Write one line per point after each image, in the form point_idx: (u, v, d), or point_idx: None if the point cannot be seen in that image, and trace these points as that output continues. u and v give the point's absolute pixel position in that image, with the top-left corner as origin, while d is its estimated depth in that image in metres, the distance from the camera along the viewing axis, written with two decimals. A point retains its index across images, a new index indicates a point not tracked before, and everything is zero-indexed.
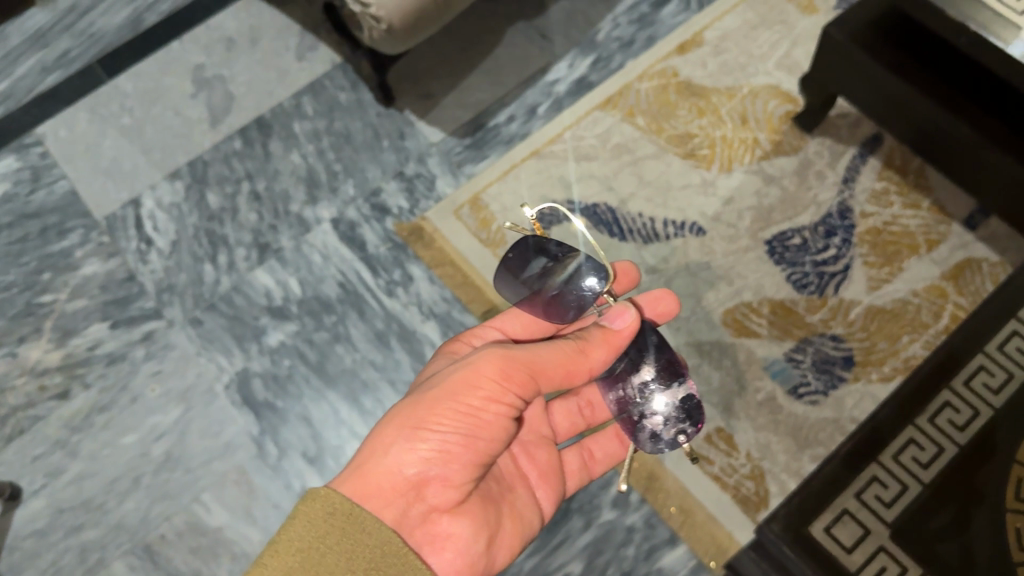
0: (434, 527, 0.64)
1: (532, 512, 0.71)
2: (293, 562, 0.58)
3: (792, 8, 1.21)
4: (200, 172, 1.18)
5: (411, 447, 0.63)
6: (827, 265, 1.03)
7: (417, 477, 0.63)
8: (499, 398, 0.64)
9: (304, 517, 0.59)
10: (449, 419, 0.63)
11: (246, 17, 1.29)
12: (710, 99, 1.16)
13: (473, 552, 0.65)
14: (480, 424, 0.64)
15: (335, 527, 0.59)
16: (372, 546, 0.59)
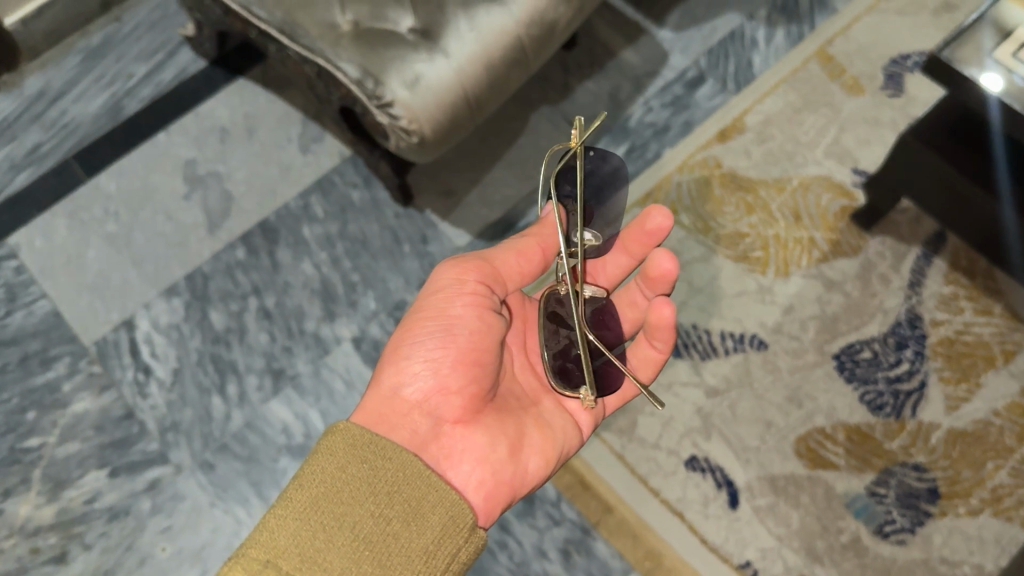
0: (447, 442, 0.66)
1: (564, 423, 0.71)
2: (317, 491, 0.58)
3: (836, 88, 1.13)
4: (199, 288, 1.06)
5: (400, 369, 0.67)
6: (902, 382, 0.96)
7: (417, 394, 0.66)
8: (459, 293, 0.68)
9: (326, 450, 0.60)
10: (423, 327, 0.67)
11: (240, 105, 1.17)
12: (757, 193, 1.08)
13: (494, 461, 0.65)
14: (452, 321, 0.67)
15: (357, 457, 0.60)
16: (392, 466, 0.60)
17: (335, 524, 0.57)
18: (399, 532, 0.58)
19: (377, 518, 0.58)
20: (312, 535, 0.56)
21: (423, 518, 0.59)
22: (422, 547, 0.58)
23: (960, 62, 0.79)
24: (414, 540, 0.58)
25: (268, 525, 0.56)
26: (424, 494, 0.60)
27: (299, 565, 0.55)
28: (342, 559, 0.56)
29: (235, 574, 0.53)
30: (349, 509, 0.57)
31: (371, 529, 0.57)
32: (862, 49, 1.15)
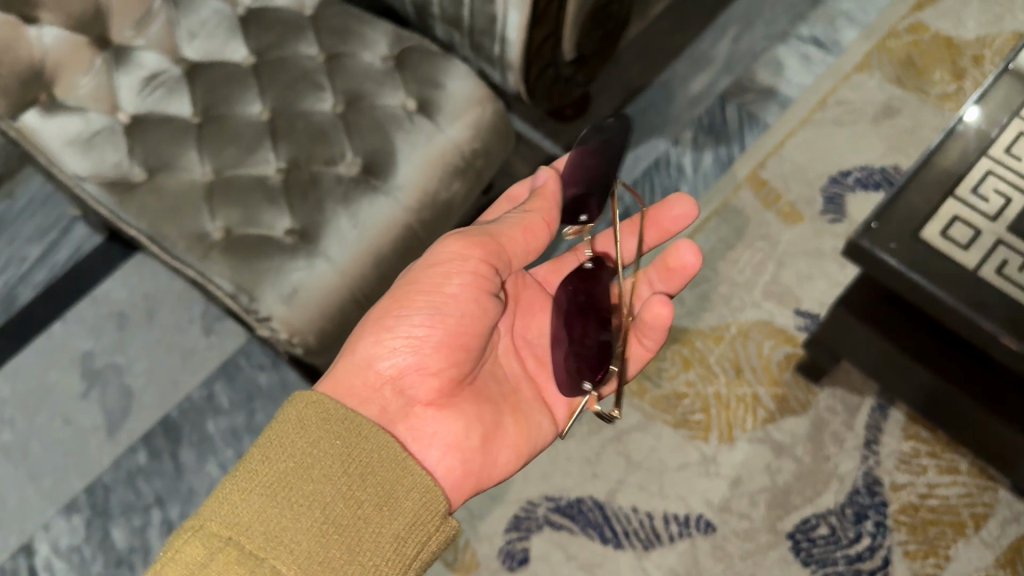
0: (419, 422, 0.64)
1: (540, 413, 0.73)
2: (287, 467, 0.54)
3: (771, 217, 1.05)
4: (100, 501, 0.99)
5: (379, 340, 0.64)
6: (863, 560, 0.87)
7: (393, 368, 0.64)
8: (460, 269, 0.64)
9: (298, 424, 0.56)
10: (410, 299, 0.63)
11: (139, 283, 1.10)
12: (693, 345, 0.98)
13: (467, 450, 0.65)
14: (445, 298, 0.63)
15: (330, 432, 0.56)
16: (370, 443, 0.56)
17: (300, 505, 0.53)
18: (371, 518, 0.54)
19: (349, 499, 0.54)
20: (277, 513, 0.52)
21: (397, 504, 0.55)
22: (394, 534, 0.54)
23: (884, 250, 0.69)
24: (384, 527, 0.54)
25: (228, 498, 0.52)
26: (401, 476, 0.56)
27: (263, 546, 0.51)
28: (308, 544, 0.52)
29: (192, 551, 0.50)
30: (318, 486, 0.54)
31: (340, 511, 0.54)
32: (796, 171, 1.07)
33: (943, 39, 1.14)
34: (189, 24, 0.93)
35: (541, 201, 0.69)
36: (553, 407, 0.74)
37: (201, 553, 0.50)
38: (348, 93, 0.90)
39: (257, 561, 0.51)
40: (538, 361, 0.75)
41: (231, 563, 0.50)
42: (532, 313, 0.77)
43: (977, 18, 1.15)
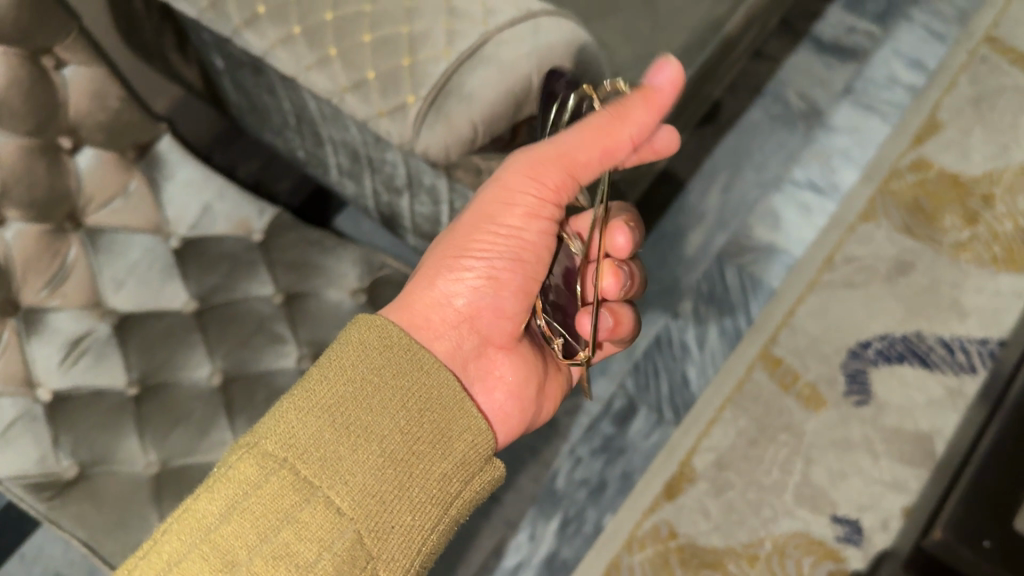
0: (489, 363, 0.60)
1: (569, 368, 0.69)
2: (346, 391, 0.46)
3: (791, 402, 0.95)
4: None
5: (454, 270, 0.58)
6: None
7: (468, 309, 0.58)
8: (539, 212, 0.57)
9: (364, 345, 0.47)
10: (490, 239, 0.57)
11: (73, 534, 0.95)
12: (726, 569, 0.88)
13: (523, 394, 0.62)
14: (522, 244, 0.58)
15: (389, 361, 0.47)
16: (432, 379, 0.48)
17: (356, 433, 0.45)
18: (425, 456, 0.46)
19: (405, 433, 0.46)
20: (331, 441, 0.44)
21: (450, 445, 0.47)
22: (444, 474, 0.46)
23: None
24: (435, 467, 0.46)
25: (284, 416, 0.45)
26: (460, 412, 0.48)
27: (318, 472, 0.44)
28: (366, 475, 0.44)
29: (246, 469, 0.43)
30: (376, 420, 0.46)
31: (396, 446, 0.46)
32: (812, 344, 0.97)
33: (949, 176, 1.05)
34: (113, 269, 0.74)
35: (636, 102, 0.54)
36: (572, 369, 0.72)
37: (254, 473, 0.43)
38: (316, 343, 0.74)
39: (311, 488, 0.43)
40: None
41: (287, 487, 0.43)
42: None
43: (981, 149, 1.07)
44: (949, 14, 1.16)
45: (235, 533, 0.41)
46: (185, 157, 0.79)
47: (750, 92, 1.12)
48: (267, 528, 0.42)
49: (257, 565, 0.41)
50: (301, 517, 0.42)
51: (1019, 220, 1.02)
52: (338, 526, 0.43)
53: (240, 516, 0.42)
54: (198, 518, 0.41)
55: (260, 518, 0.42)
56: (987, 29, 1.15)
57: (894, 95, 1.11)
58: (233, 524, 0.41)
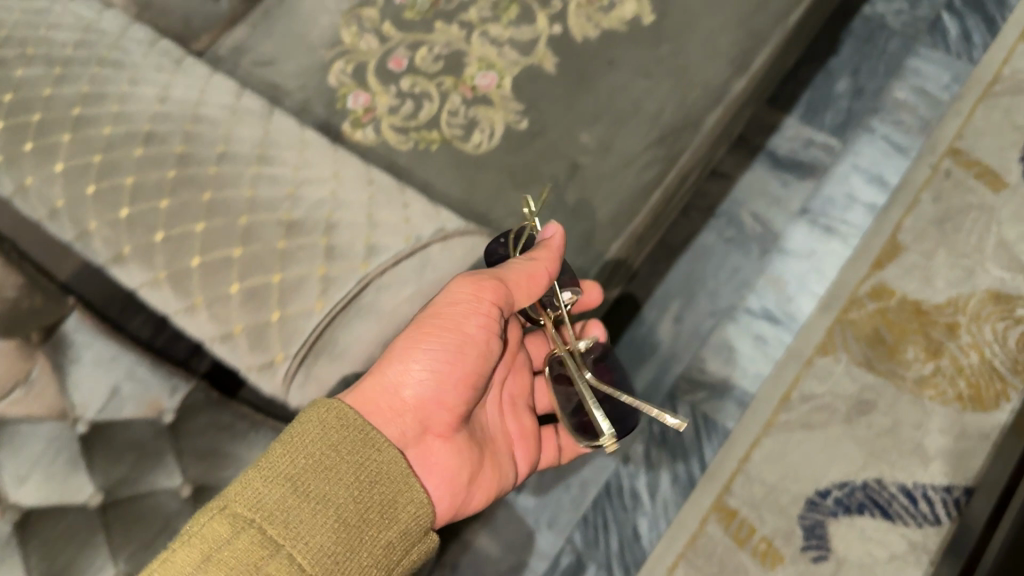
0: (428, 450, 0.57)
1: (509, 467, 0.66)
2: (305, 464, 0.49)
3: (746, 558, 0.90)
4: None
5: (402, 359, 0.53)
6: None
7: (414, 399, 0.54)
8: (474, 308, 0.53)
9: (312, 429, 0.50)
10: (440, 333, 0.53)
11: None
12: None
13: (459, 480, 0.59)
14: (466, 339, 0.54)
15: (346, 438, 0.50)
16: (383, 454, 0.51)
17: (313, 498, 0.48)
18: (374, 522, 0.49)
19: (357, 502, 0.49)
20: (292, 508, 0.48)
21: (394, 515, 0.50)
22: (390, 542, 0.50)
23: None
24: (384, 534, 0.50)
25: (248, 478, 0.48)
26: (407, 485, 0.51)
27: (283, 532, 0.47)
28: (321, 537, 0.48)
29: (217, 527, 0.47)
30: (331, 489, 0.49)
31: (349, 512, 0.49)
32: (768, 493, 0.93)
33: (911, 304, 1.01)
34: (13, 463, 0.59)
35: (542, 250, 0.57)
36: (519, 465, 0.68)
37: (225, 531, 0.46)
38: None
39: (272, 548, 0.47)
40: (513, 417, 0.68)
41: (251, 546, 0.46)
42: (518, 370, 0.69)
43: (945, 274, 1.02)
44: (910, 125, 1.12)
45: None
46: (92, 336, 0.69)
47: (703, 214, 1.09)
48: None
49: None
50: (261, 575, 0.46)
51: (986, 351, 0.98)
52: None
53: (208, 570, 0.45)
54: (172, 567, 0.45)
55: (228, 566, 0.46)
56: (950, 141, 1.10)
57: (853, 215, 1.07)
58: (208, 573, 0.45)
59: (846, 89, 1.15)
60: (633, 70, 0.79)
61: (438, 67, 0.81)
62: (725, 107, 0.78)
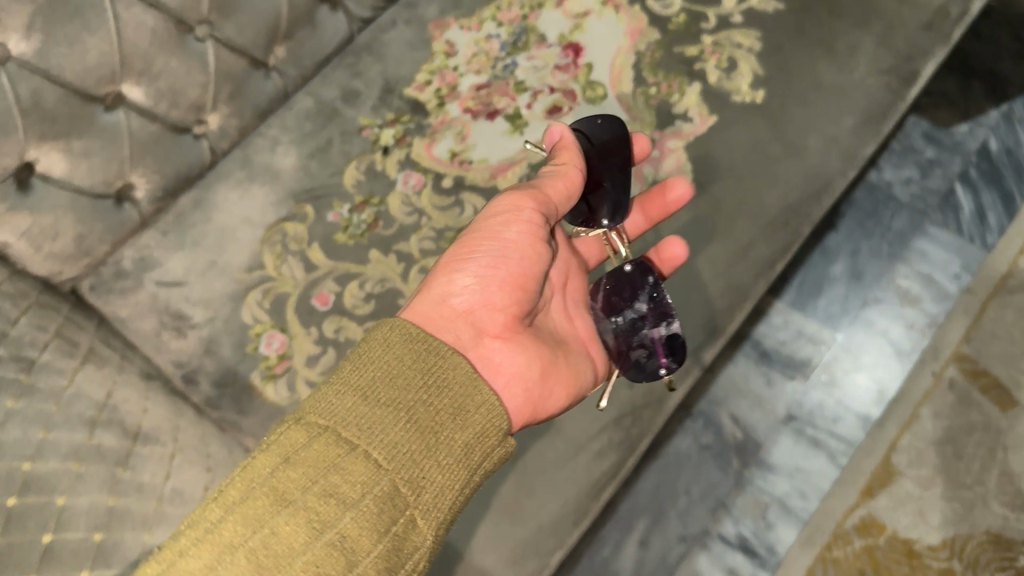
0: (489, 354, 0.57)
1: (589, 365, 0.65)
2: (377, 373, 0.49)
3: None
4: None
5: (452, 271, 0.57)
6: None
7: (464, 305, 0.57)
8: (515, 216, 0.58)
9: (382, 337, 0.51)
10: (478, 245, 0.58)
11: None
12: None
13: (528, 381, 0.59)
14: (507, 245, 0.58)
15: (412, 351, 0.51)
16: (444, 360, 0.51)
17: (387, 404, 0.48)
18: (447, 425, 0.50)
19: (428, 403, 0.50)
20: (368, 411, 0.48)
21: (469, 414, 0.51)
22: (467, 442, 0.50)
23: None
24: (456, 436, 0.50)
25: (322, 396, 0.48)
26: (472, 389, 0.52)
27: (355, 434, 0.47)
28: (397, 435, 0.48)
29: (291, 437, 0.46)
30: (403, 394, 0.49)
31: (421, 413, 0.49)
32: None
33: (901, 543, 0.91)
34: None
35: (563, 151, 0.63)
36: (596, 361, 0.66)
37: (298, 441, 0.46)
38: None
39: (349, 445, 0.46)
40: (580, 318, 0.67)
41: (328, 447, 0.46)
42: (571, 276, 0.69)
43: (942, 508, 0.92)
44: (912, 319, 1.01)
45: (285, 483, 0.44)
46: None
47: (677, 413, 0.98)
48: (312, 480, 0.44)
49: (310, 503, 0.43)
50: (338, 473, 0.45)
51: None
52: (377, 476, 0.46)
53: (291, 470, 0.44)
54: (254, 472, 0.44)
55: (304, 477, 0.44)
56: (956, 344, 1.00)
57: (844, 428, 0.96)
58: (287, 477, 0.44)
59: (843, 272, 1.04)
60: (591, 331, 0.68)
61: (367, 310, 0.69)
62: (692, 380, 0.68)
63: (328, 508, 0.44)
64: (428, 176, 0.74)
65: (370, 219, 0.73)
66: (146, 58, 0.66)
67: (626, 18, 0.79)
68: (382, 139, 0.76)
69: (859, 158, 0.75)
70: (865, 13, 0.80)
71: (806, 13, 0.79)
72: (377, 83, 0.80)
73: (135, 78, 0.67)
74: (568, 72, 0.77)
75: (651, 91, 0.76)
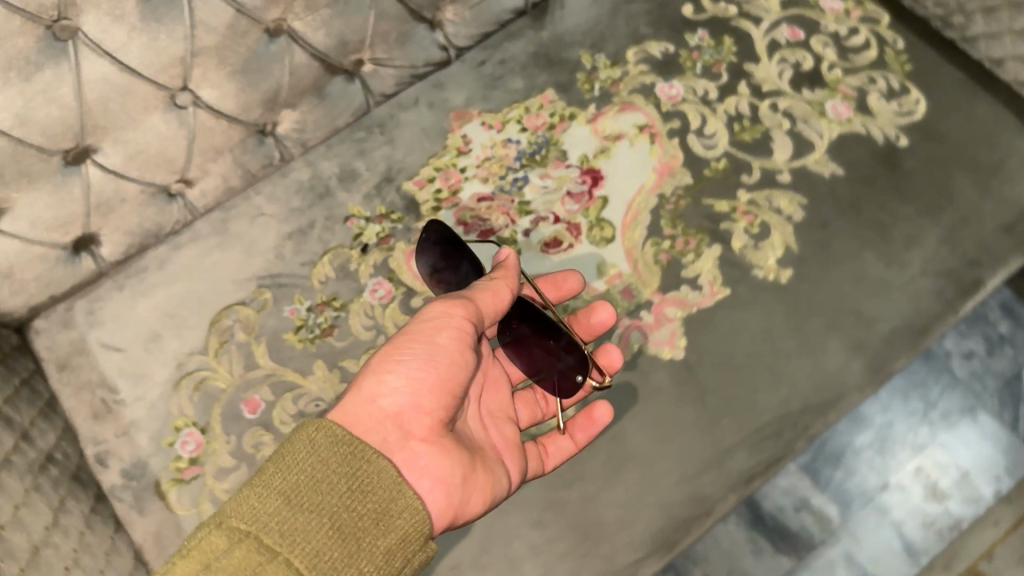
0: (414, 459, 0.51)
1: (506, 476, 0.57)
2: (299, 478, 0.46)
3: None
4: None
5: (382, 374, 0.53)
6: None
7: (393, 408, 0.52)
8: (447, 325, 0.54)
9: (308, 443, 0.47)
10: (408, 347, 0.53)
11: None
12: None
13: (452, 483, 0.52)
14: (436, 351, 0.53)
15: (338, 454, 0.47)
16: (373, 463, 0.48)
17: (310, 510, 0.45)
18: (370, 531, 0.46)
19: (352, 509, 0.46)
20: (291, 516, 0.45)
21: (393, 518, 0.47)
22: (387, 549, 0.46)
23: None
24: (379, 542, 0.46)
25: (244, 500, 0.45)
26: (399, 494, 0.48)
27: (279, 541, 0.44)
28: (317, 542, 0.44)
29: (212, 544, 0.43)
30: (325, 500, 0.45)
31: (344, 518, 0.46)
32: None
33: None
34: None
35: (502, 271, 0.58)
36: (511, 468, 0.58)
37: (219, 548, 0.43)
38: None
39: (271, 553, 0.43)
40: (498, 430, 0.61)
41: (248, 556, 0.42)
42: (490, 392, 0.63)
43: None
44: (932, 518, 0.90)
45: None
46: None
47: None
48: None
49: None
50: None
51: None
52: None
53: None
54: None
55: None
56: (975, 558, 0.88)
57: None
58: None
59: (869, 443, 0.94)
60: (525, 514, 0.60)
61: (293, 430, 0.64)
62: None
63: None
64: (399, 290, 0.68)
65: (326, 324, 0.67)
66: (116, 118, 0.62)
67: (659, 152, 0.71)
68: (364, 236, 0.70)
69: (883, 374, 0.64)
70: (936, 200, 0.69)
71: (865, 188, 0.69)
72: (380, 167, 0.73)
73: (101, 138, 0.62)
74: (579, 203, 0.69)
75: (664, 245, 0.67)
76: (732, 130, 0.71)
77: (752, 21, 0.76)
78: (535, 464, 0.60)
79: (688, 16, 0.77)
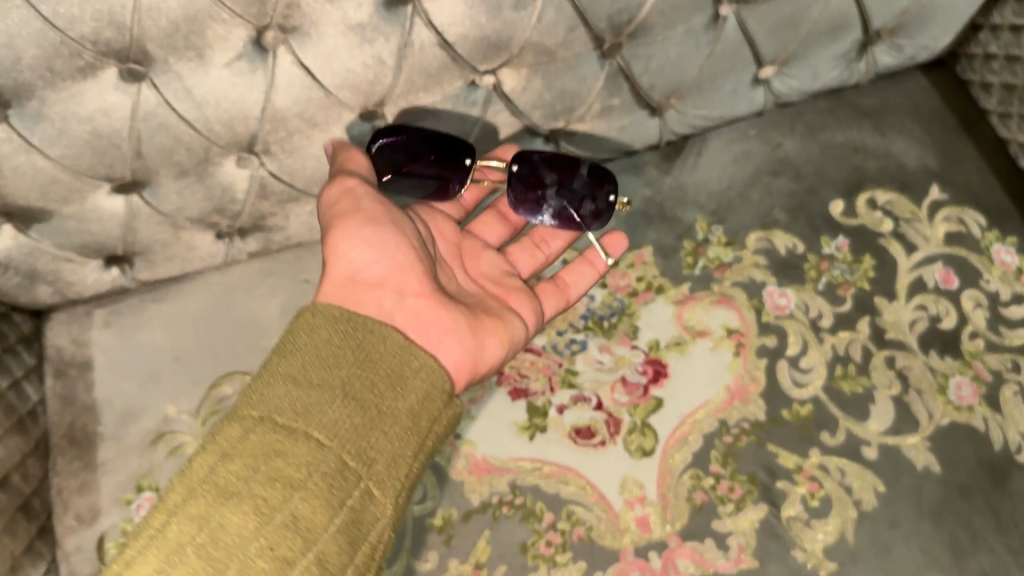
0: (416, 317, 0.53)
1: (524, 331, 0.60)
2: (305, 358, 0.47)
3: None
4: None
5: (351, 237, 0.53)
6: None
7: (375, 277, 0.53)
8: (358, 200, 0.54)
9: (298, 334, 0.48)
10: (350, 220, 0.54)
11: None
12: None
13: (463, 337, 0.54)
14: (377, 216, 0.54)
15: (340, 330, 0.48)
16: (375, 332, 0.49)
17: (318, 386, 0.46)
18: (386, 396, 0.47)
19: (365, 381, 0.47)
20: (299, 394, 0.45)
21: (408, 382, 0.48)
22: (410, 408, 0.48)
23: None
24: (399, 404, 0.47)
25: (253, 386, 0.46)
26: (407, 355, 0.49)
27: (292, 418, 0.45)
28: (335, 412, 0.45)
29: (230, 435, 0.44)
30: (334, 373, 0.47)
31: (357, 389, 0.46)
32: None
33: None
34: None
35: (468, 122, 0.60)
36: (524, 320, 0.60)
37: (235, 438, 0.44)
38: None
39: (291, 430, 0.44)
40: (497, 287, 0.62)
41: (265, 440, 0.44)
42: (472, 258, 0.63)
43: None
44: None
45: (229, 477, 0.42)
46: None
47: None
48: (248, 476, 0.42)
49: (258, 491, 0.42)
50: (281, 458, 0.43)
51: None
52: (321, 458, 0.44)
53: (231, 464, 0.43)
54: (193, 474, 0.42)
55: (245, 465, 0.43)
56: None
57: None
58: (230, 467, 0.42)
59: None
60: None
61: None
62: None
63: (273, 495, 0.42)
64: None
65: None
66: (172, 159, 0.56)
67: (739, 368, 0.62)
68: None
69: None
70: None
71: (958, 497, 0.58)
72: None
73: (152, 175, 0.57)
74: (630, 395, 0.62)
75: (705, 483, 0.59)
76: (832, 373, 0.62)
77: (903, 247, 0.66)
78: (559, 300, 0.63)
79: (835, 215, 0.67)
